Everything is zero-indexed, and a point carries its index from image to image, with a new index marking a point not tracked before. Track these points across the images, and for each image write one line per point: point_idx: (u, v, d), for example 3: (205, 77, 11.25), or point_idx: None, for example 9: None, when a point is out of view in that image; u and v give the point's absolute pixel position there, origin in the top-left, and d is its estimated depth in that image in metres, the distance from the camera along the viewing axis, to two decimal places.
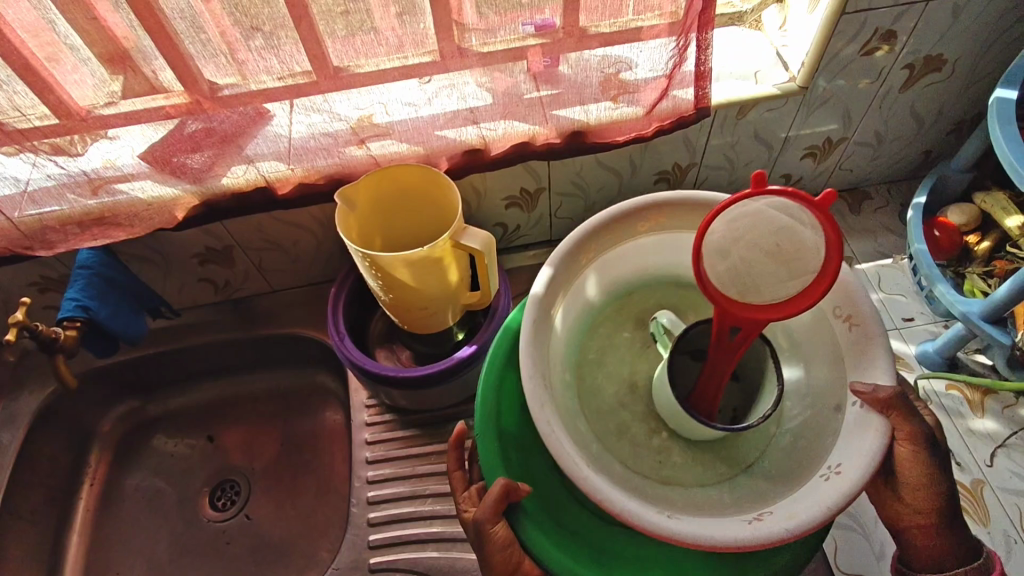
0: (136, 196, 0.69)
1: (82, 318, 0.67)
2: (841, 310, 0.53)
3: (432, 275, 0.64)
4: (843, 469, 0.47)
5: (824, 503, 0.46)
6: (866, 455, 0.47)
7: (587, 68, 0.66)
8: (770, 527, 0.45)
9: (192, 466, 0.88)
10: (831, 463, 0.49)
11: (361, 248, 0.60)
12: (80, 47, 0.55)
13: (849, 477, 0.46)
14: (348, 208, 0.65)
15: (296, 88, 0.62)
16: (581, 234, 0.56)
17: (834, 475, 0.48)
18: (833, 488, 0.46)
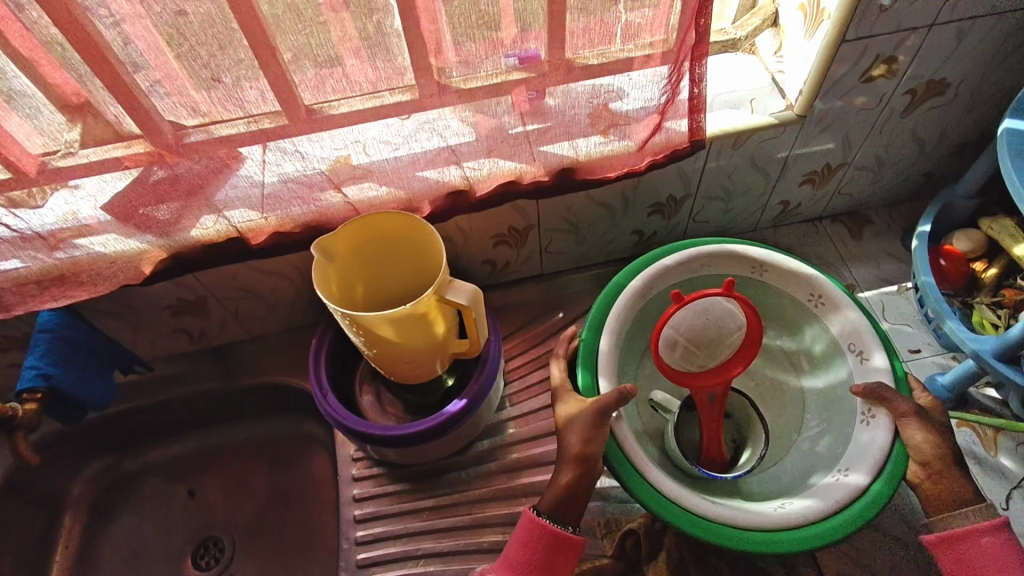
0: (98, 251, 0.64)
1: (43, 387, 0.63)
2: (854, 346, 0.64)
3: (417, 330, 0.60)
4: (851, 471, 0.58)
5: (834, 497, 0.56)
6: (871, 461, 0.58)
7: (576, 101, 0.62)
8: (793, 515, 0.56)
9: (173, 523, 0.84)
10: (842, 467, 0.60)
11: (342, 308, 0.57)
12: (31, 93, 0.50)
13: (853, 482, 0.57)
14: (324, 263, 0.61)
15: (265, 132, 0.58)
16: (647, 278, 0.66)
17: (844, 477, 0.58)
18: (842, 485, 0.57)
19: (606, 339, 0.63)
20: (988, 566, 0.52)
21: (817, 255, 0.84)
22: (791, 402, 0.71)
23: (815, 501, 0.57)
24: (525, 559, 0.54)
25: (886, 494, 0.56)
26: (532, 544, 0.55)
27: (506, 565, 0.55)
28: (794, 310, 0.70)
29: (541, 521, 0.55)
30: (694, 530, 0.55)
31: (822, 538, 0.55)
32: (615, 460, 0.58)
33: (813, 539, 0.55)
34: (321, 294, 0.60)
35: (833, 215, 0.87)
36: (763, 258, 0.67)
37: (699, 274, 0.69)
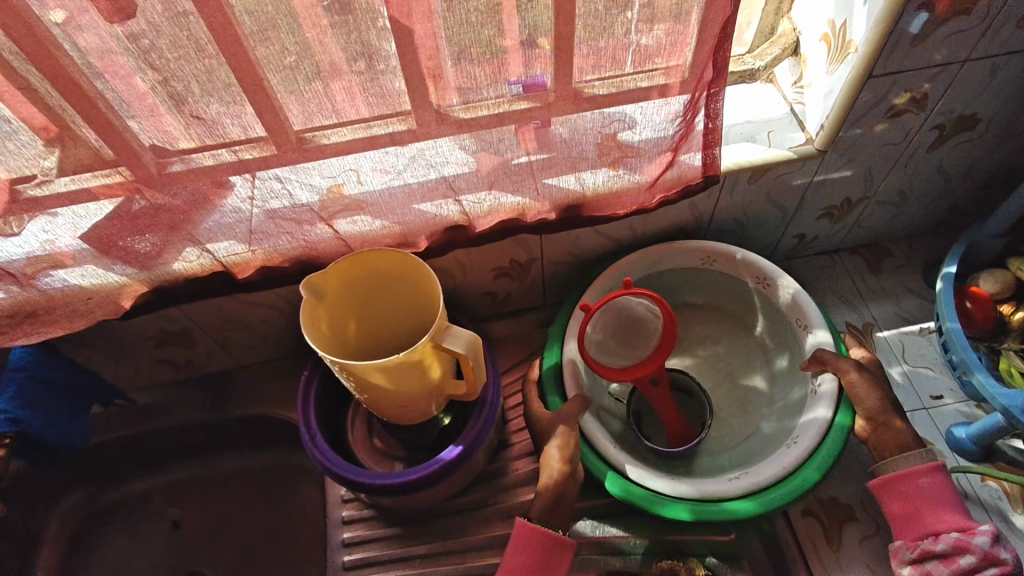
0: (72, 286, 0.60)
1: (10, 432, 0.60)
2: (801, 320, 0.68)
3: (411, 376, 0.56)
4: (799, 438, 0.63)
5: (782, 465, 0.61)
6: (814, 428, 0.62)
7: (582, 132, 0.58)
8: (743, 483, 0.61)
9: (155, 558, 0.81)
10: (793, 436, 0.64)
11: (332, 356, 0.53)
12: (6, 117, 0.46)
13: (804, 447, 0.62)
14: (312, 304, 0.57)
15: (252, 162, 0.54)
16: (605, 279, 0.71)
17: (794, 445, 0.63)
18: (791, 453, 0.62)
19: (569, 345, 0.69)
20: (921, 503, 0.55)
21: (833, 290, 0.80)
22: (759, 381, 0.74)
23: (766, 469, 0.61)
24: (522, 565, 0.56)
25: (832, 458, 0.60)
26: (530, 549, 0.56)
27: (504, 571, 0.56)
28: (749, 293, 0.74)
29: (536, 526, 0.57)
30: (687, 513, 0.60)
31: (780, 499, 0.59)
32: (593, 459, 0.63)
33: (773, 503, 0.59)
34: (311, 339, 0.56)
35: (850, 247, 0.83)
36: (711, 247, 0.71)
37: (656, 269, 0.73)
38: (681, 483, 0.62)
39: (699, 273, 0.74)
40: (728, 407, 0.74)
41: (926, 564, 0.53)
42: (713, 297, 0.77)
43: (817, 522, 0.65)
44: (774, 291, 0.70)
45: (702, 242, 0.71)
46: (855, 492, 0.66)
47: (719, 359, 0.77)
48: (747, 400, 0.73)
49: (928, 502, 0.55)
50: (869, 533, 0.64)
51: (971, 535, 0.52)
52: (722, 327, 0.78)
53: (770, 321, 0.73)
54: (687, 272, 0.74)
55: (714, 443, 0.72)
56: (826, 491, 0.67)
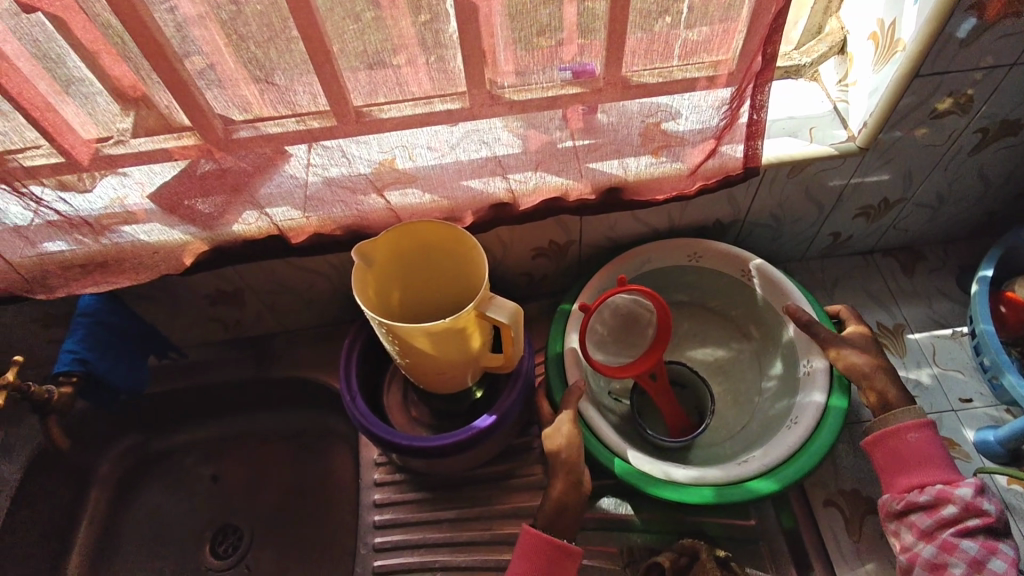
0: (142, 240, 0.64)
1: (78, 372, 0.64)
2: (788, 307, 0.69)
3: (453, 343, 0.59)
4: (799, 419, 0.63)
5: (786, 446, 0.61)
6: (812, 409, 0.63)
7: (628, 119, 0.60)
8: (753, 466, 0.61)
9: (194, 507, 0.85)
10: (792, 417, 0.64)
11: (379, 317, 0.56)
12: (89, 79, 0.50)
13: (804, 427, 0.62)
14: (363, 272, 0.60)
15: (315, 132, 0.57)
16: (597, 280, 0.72)
17: (794, 426, 0.63)
18: (792, 434, 0.62)
19: (572, 337, 0.70)
20: (909, 459, 0.56)
21: (865, 291, 0.81)
22: (750, 370, 0.75)
23: (775, 449, 0.61)
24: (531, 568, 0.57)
25: (835, 432, 0.61)
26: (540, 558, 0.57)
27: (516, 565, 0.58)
28: (734, 288, 0.74)
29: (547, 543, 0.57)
30: (711, 495, 0.59)
31: (795, 476, 0.59)
32: (603, 451, 0.63)
33: (786, 479, 0.59)
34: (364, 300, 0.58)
35: (885, 249, 0.83)
36: (695, 244, 0.72)
37: (642, 270, 0.74)
38: (702, 470, 0.61)
39: (682, 272, 0.75)
40: (723, 396, 0.74)
41: (912, 516, 0.55)
42: (701, 293, 0.78)
43: (838, 512, 0.66)
44: (761, 283, 0.71)
45: (683, 240, 0.72)
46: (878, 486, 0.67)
47: (713, 355, 0.77)
48: (742, 389, 0.74)
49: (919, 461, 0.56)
50: None
51: (955, 487, 0.54)
52: (713, 323, 0.79)
53: (754, 312, 0.74)
54: (672, 272, 0.75)
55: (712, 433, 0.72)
56: (847, 483, 0.68)
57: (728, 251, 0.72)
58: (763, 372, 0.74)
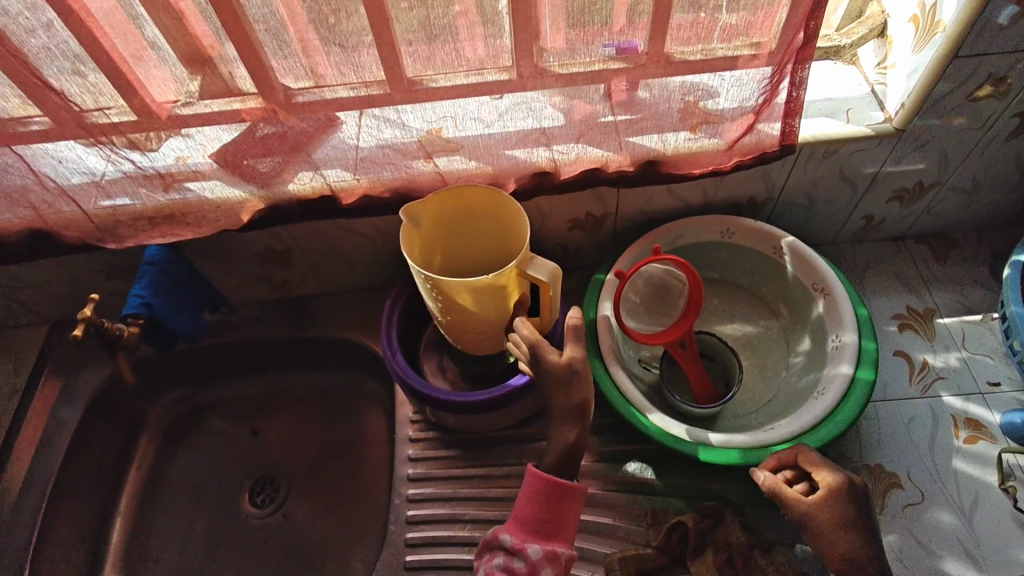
0: (205, 196, 0.69)
1: (144, 314, 0.69)
2: (818, 284, 0.71)
3: (492, 301, 0.62)
4: (825, 391, 0.65)
5: (811, 415, 0.63)
6: (838, 381, 0.64)
7: (668, 95, 0.62)
8: (778, 432, 0.63)
9: (235, 458, 0.90)
10: (818, 389, 0.66)
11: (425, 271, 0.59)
12: (163, 46, 0.54)
13: (829, 397, 0.64)
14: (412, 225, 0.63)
15: (370, 98, 0.60)
16: (631, 251, 0.74)
17: (820, 397, 0.65)
18: (818, 404, 0.64)
19: (605, 305, 0.72)
20: None
21: (896, 274, 0.82)
22: (778, 346, 0.76)
23: (799, 417, 0.63)
24: (533, 514, 0.59)
25: (860, 404, 0.63)
26: (540, 500, 0.59)
27: (514, 521, 0.60)
28: (766, 266, 0.76)
29: (548, 478, 0.59)
30: (737, 458, 0.62)
31: (819, 442, 0.62)
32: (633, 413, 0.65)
33: (811, 445, 0.61)
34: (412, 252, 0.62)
35: (917, 235, 0.84)
36: (728, 221, 0.74)
37: (675, 244, 0.76)
38: (729, 435, 0.64)
39: (714, 248, 0.77)
40: (751, 370, 0.76)
41: None
42: (732, 270, 0.80)
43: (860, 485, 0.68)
44: (792, 260, 0.73)
45: (716, 216, 0.75)
46: (902, 462, 0.69)
47: (742, 331, 0.79)
48: (769, 363, 0.76)
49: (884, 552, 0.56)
50: (912, 500, 0.66)
51: None
52: (743, 299, 0.80)
53: (783, 290, 0.76)
54: (704, 247, 0.78)
55: (739, 403, 0.73)
56: (871, 458, 0.69)
57: (761, 228, 0.74)
58: (790, 347, 0.75)
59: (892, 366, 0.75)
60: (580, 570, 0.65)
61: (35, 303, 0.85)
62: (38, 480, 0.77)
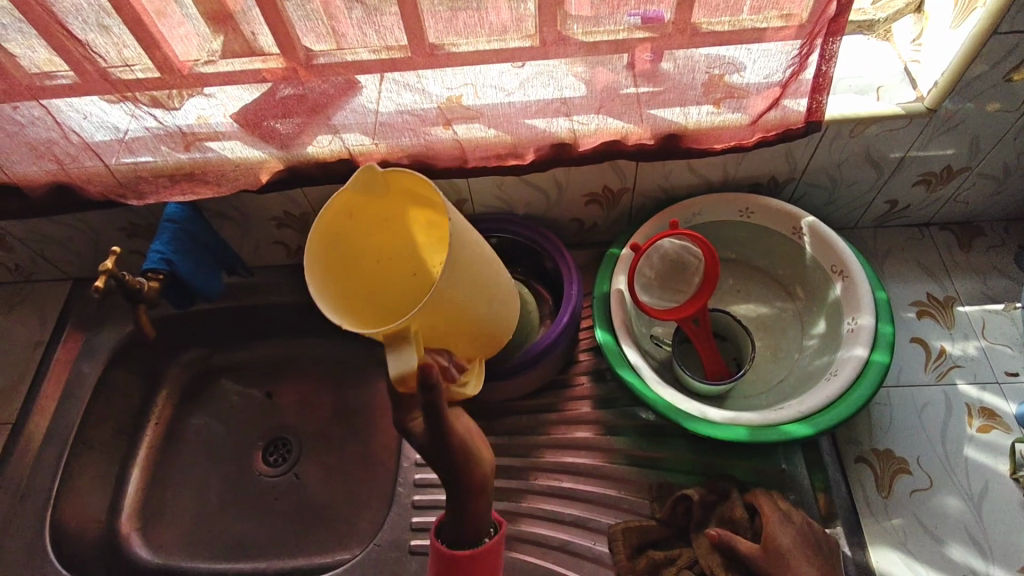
0: (225, 156, 0.69)
1: (165, 270, 0.71)
2: (837, 267, 0.70)
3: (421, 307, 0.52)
4: (839, 373, 0.64)
5: (824, 396, 0.63)
6: (853, 363, 0.64)
7: (693, 68, 0.61)
8: (788, 412, 0.62)
9: (250, 417, 0.92)
10: (832, 372, 0.66)
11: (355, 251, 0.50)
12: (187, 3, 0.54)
13: (843, 379, 0.63)
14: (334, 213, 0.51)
15: (391, 62, 0.60)
16: (647, 227, 0.73)
17: (833, 378, 0.64)
18: (831, 385, 0.63)
19: (618, 280, 0.72)
20: None
21: (918, 261, 0.80)
22: (792, 328, 0.76)
23: (811, 398, 0.63)
24: None
25: (873, 387, 0.62)
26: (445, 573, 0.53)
27: None
28: (784, 247, 0.75)
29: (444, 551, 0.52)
30: (746, 435, 0.62)
31: (830, 423, 0.61)
32: (643, 388, 0.65)
33: (822, 425, 0.61)
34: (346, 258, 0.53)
35: (942, 222, 0.83)
36: (748, 199, 0.73)
37: (692, 222, 0.76)
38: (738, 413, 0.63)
39: (732, 227, 0.77)
40: (763, 352, 0.75)
41: None
42: (748, 251, 0.79)
43: (868, 469, 0.68)
44: (811, 241, 0.72)
45: (736, 194, 0.74)
46: (912, 448, 0.68)
47: (756, 311, 0.78)
48: (782, 345, 0.75)
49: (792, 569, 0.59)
50: (921, 486, 0.66)
51: None
52: (758, 280, 0.79)
53: (800, 271, 0.75)
54: (721, 225, 0.77)
55: (750, 384, 0.73)
56: (882, 443, 0.69)
57: (782, 207, 0.72)
58: (804, 330, 0.75)
59: (908, 352, 0.74)
60: (583, 538, 0.67)
61: (58, 259, 0.87)
62: (59, 429, 0.79)
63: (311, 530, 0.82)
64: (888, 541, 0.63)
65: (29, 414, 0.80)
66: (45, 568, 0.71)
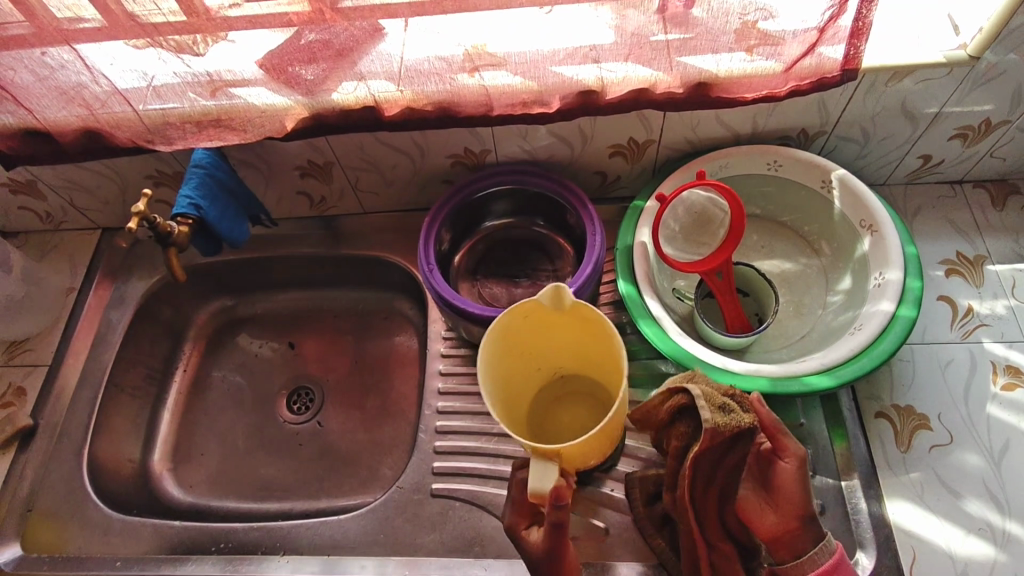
0: (251, 102, 0.69)
1: (194, 216, 0.72)
2: (866, 221, 0.69)
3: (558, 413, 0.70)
4: (863, 326, 0.64)
5: (847, 349, 0.62)
6: (879, 318, 0.63)
7: (726, 13, 0.59)
8: (810, 363, 0.62)
9: (274, 366, 0.94)
10: (856, 326, 0.65)
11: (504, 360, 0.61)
12: None
13: (867, 333, 0.63)
14: (508, 318, 0.61)
15: (417, 5, 0.59)
16: (673, 179, 0.73)
17: (857, 332, 0.64)
18: (855, 339, 0.63)
19: (641, 232, 0.71)
20: None
21: (949, 218, 0.79)
22: (816, 285, 0.75)
23: (834, 351, 0.63)
24: None
25: (898, 341, 0.62)
26: None
27: None
28: (811, 201, 0.74)
29: None
30: (767, 385, 0.62)
31: (852, 376, 0.61)
32: (664, 340, 0.65)
33: (843, 377, 0.61)
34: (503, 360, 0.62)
35: (976, 180, 0.81)
36: (777, 152, 0.72)
37: (718, 175, 0.75)
38: (760, 365, 0.64)
39: (759, 181, 0.76)
40: (786, 307, 0.75)
41: None
42: (774, 206, 0.78)
43: (887, 424, 0.68)
44: (841, 195, 0.70)
45: (764, 146, 0.72)
46: (933, 404, 0.68)
47: (779, 267, 0.77)
48: (806, 300, 0.74)
49: (750, 477, 0.55)
50: (940, 442, 0.66)
51: None
52: (782, 236, 0.79)
53: (827, 227, 0.74)
54: (748, 179, 0.76)
55: (772, 338, 0.73)
56: (903, 399, 0.69)
57: (811, 160, 0.71)
58: (829, 286, 0.74)
59: (934, 310, 0.73)
60: (601, 484, 0.69)
61: (87, 208, 0.89)
62: (93, 372, 0.82)
63: (334, 474, 0.84)
64: (903, 494, 0.64)
65: (64, 357, 0.83)
66: (85, 501, 0.74)
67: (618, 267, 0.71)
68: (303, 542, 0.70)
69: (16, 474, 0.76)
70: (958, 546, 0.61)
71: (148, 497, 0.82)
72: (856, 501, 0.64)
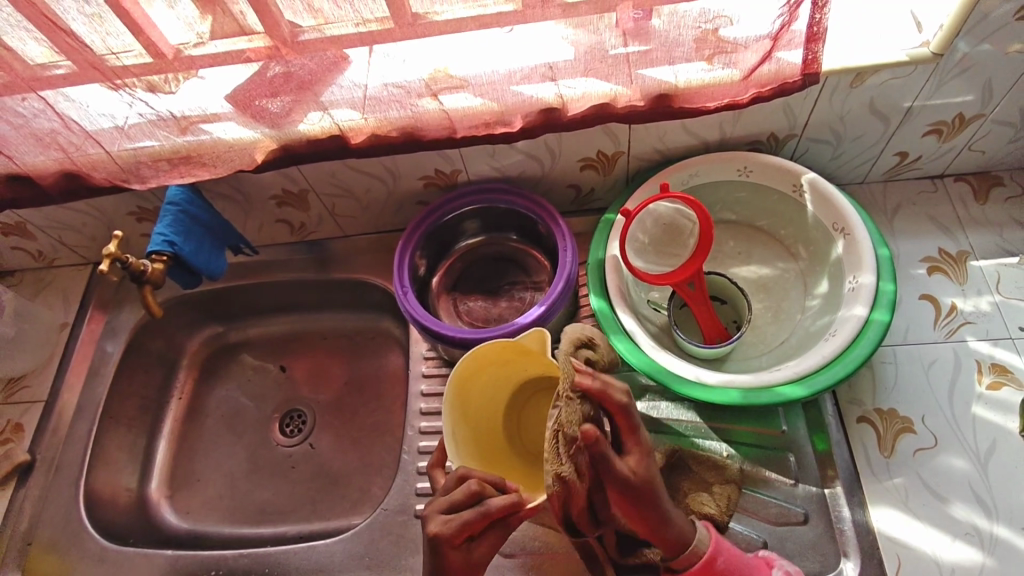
0: (220, 137, 0.71)
1: (167, 253, 0.73)
2: (839, 224, 0.68)
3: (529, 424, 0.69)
4: (838, 332, 0.63)
5: (820, 356, 0.62)
6: (852, 323, 0.62)
7: (681, 25, 0.59)
8: (784, 372, 0.62)
9: (265, 390, 0.95)
10: (831, 332, 0.64)
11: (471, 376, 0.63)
12: None
13: (841, 339, 0.62)
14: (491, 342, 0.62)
15: (371, 35, 0.59)
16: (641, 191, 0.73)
17: (832, 338, 0.63)
18: (829, 345, 0.62)
19: (611, 245, 0.71)
20: None
21: (929, 215, 0.77)
22: (794, 289, 0.74)
23: (808, 358, 0.62)
24: None
25: (871, 346, 0.61)
26: None
27: None
28: (784, 205, 0.74)
29: None
30: (740, 397, 0.61)
31: (826, 383, 0.60)
32: (637, 355, 0.65)
33: (816, 386, 0.60)
34: (470, 376, 0.63)
35: (957, 173, 0.79)
36: (746, 158, 0.71)
37: (689, 184, 0.74)
38: (734, 376, 0.63)
39: (731, 187, 0.75)
40: (765, 313, 0.74)
41: None
42: (749, 211, 0.77)
43: (870, 429, 0.67)
44: (812, 198, 0.70)
45: (733, 153, 0.72)
46: (916, 407, 0.67)
47: (757, 272, 0.77)
48: (784, 305, 0.74)
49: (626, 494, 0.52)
50: (924, 446, 0.65)
51: None
52: (759, 240, 0.78)
53: (803, 230, 0.73)
54: (720, 185, 0.75)
55: (750, 346, 0.72)
56: (886, 402, 0.68)
57: (780, 164, 0.70)
58: (807, 290, 0.73)
59: (916, 309, 0.72)
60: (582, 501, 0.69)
61: (77, 245, 0.91)
62: (88, 405, 0.84)
63: (326, 496, 0.85)
64: (888, 500, 0.63)
65: (59, 391, 0.85)
66: (82, 533, 0.76)
67: (590, 282, 0.71)
68: (292, 567, 0.71)
69: (16, 509, 0.78)
70: (942, 551, 0.60)
71: (145, 525, 0.83)
72: (839, 509, 0.63)
